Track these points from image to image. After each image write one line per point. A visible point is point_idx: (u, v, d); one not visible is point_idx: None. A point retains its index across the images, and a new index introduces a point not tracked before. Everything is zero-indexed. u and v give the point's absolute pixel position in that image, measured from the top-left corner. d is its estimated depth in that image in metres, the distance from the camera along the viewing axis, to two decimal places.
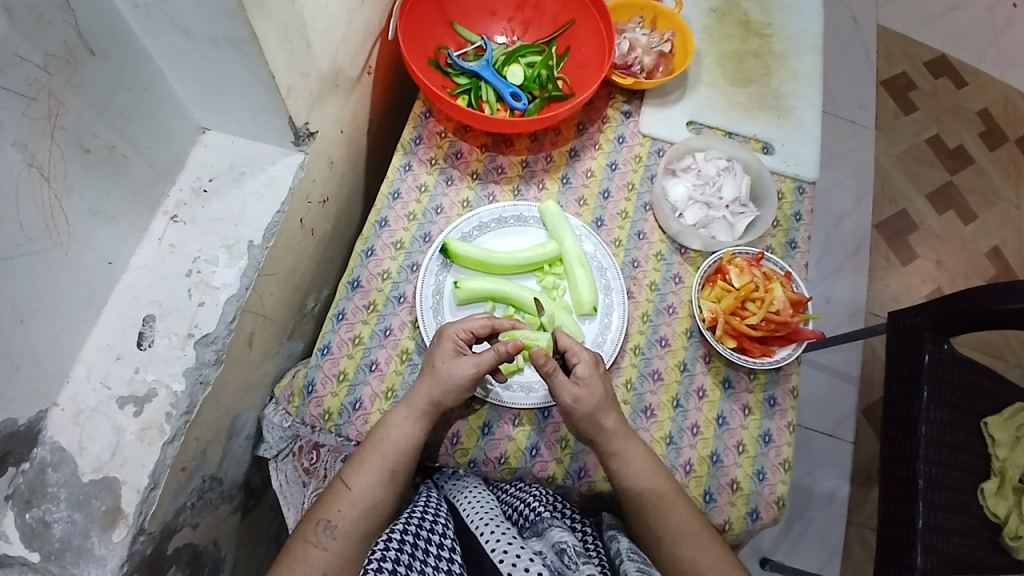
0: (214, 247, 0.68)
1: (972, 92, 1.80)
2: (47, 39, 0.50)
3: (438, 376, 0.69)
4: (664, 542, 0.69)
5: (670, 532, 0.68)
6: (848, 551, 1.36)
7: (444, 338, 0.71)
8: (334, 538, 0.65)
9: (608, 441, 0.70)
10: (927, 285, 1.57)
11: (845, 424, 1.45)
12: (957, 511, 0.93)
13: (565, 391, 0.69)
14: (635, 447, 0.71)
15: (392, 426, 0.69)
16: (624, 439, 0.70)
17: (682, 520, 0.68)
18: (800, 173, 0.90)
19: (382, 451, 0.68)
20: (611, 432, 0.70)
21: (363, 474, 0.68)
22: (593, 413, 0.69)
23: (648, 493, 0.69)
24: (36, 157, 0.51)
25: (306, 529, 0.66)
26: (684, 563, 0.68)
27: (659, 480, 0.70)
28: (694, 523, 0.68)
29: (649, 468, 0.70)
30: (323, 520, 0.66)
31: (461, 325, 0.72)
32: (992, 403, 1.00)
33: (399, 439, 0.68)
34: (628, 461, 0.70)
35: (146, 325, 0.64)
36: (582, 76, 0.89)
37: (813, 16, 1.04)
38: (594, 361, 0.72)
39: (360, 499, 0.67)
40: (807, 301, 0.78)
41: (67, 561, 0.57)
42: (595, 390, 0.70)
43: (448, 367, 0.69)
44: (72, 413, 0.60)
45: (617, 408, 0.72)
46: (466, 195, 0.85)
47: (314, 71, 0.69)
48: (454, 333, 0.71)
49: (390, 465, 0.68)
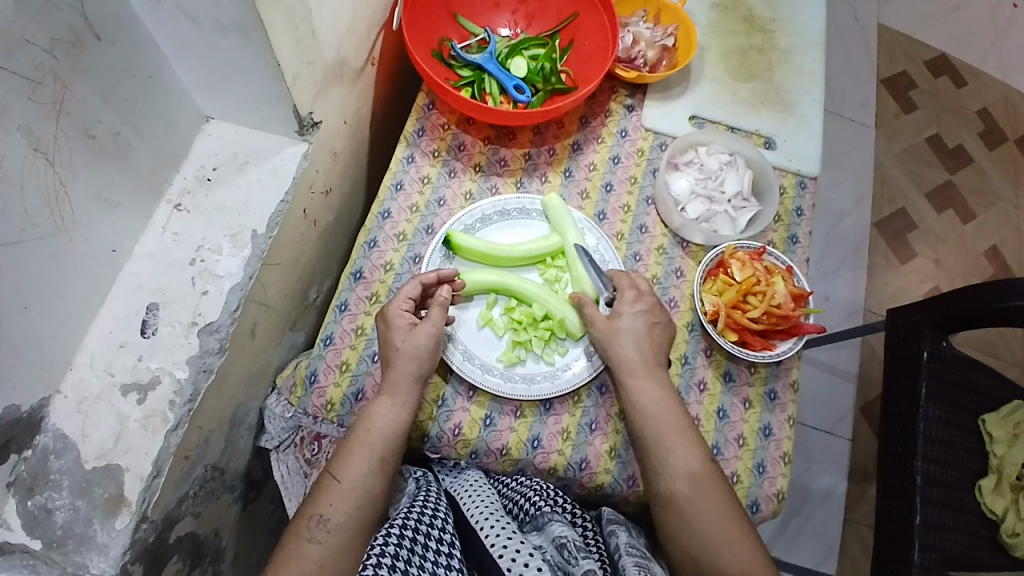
0: (219, 236, 0.68)
1: (972, 92, 1.81)
2: (54, 22, 0.50)
3: (407, 354, 0.69)
4: (664, 483, 0.69)
5: (670, 472, 0.69)
6: (845, 548, 1.37)
7: (392, 318, 0.71)
8: (328, 531, 0.65)
9: (620, 372, 0.73)
10: (926, 283, 1.58)
11: (843, 421, 1.46)
12: (954, 507, 0.93)
13: (591, 312, 0.75)
14: (647, 384, 0.72)
15: (377, 415, 0.68)
16: (635, 373, 0.72)
17: (683, 460, 0.69)
18: (802, 168, 0.91)
19: (369, 441, 0.68)
20: (626, 362, 0.72)
21: (352, 465, 0.67)
22: (616, 337, 0.73)
23: (651, 429, 0.70)
24: (41, 142, 0.51)
25: (299, 525, 0.66)
26: (680, 505, 0.68)
27: (665, 421, 0.70)
28: (694, 466, 0.69)
29: (658, 408, 0.71)
30: (314, 515, 0.65)
31: (398, 298, 0.72)
32: (990, 400, 1.00)
33: (385, 427, 0.68)
34: (637, 394, 0.71)
35: (149, 313, 0.64)
36: (586, 69, 0.89)
37: (817, 12, 1.04)
38: (641, 301, 0.75)
39: (351, 492, 0.66)
40: (808, 295, 0.78)
41: (69, 549, 0.57)
42: (624, 321, 0.74)
43: (410, 342, 0.69)
44: (75, 400, 0.60)
45: (647, 343, 0.74)
46: (468, 187, 0.85)
47: (319, 59, 0.69)
48: (397, 310, 0.71)
49: (379, 454, 0.67)
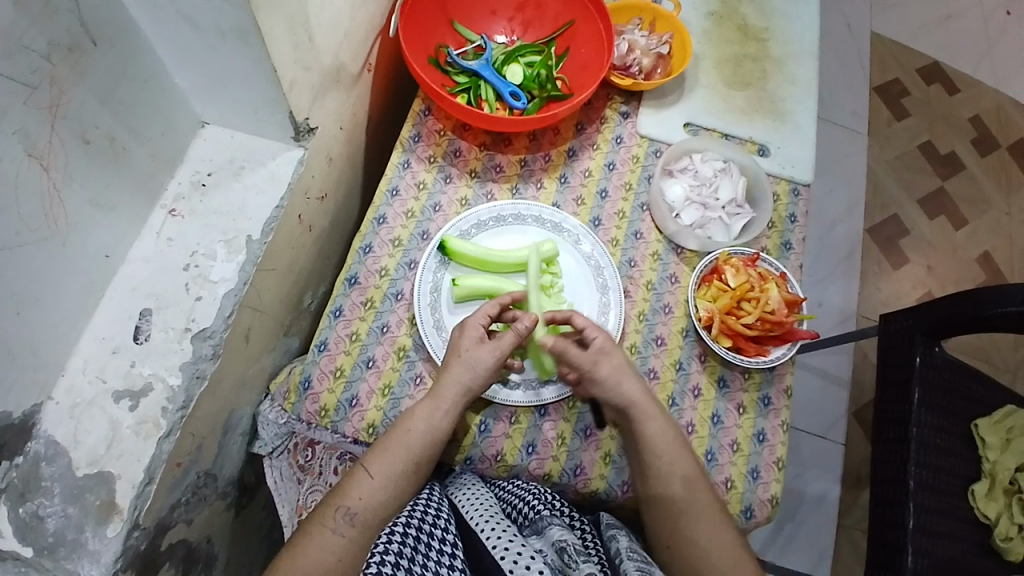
0: (213, 241, 0.68)
1: (964, 100, 1.82)
2: (52, 27, 0.50)
3: (465, 363, 0.70)
4: (685, 518, 0.69)
5: (691, 506, 0.69)
6: (837, 554, 1.37)
7: (469, 328, 0.72)
8: (353, 525, 0.65)
9: (631, 411, 0.72)
10: (918, 290, 1.59)
11: (836, 427, 1.46)
12: (946, 513, 0.94)
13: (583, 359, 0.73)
14: (658, 421, 0.72)
15: (417, 418, 0.68)
16: (646, 412, 0.72)
17: (701, 496, 0.69)
18: (795, 175, 0.92)
19: (407, 443, 0.68)
20: (632, 405, 0.72)
21: (386, 464, 0.67)
22: (619, 386, 0.72)
23: (667, 468, 0.70)
24: (36, 146, 0.51)
25: (322, 515, 0.65)
26: (702, 541, 0.68)
27: (679, 457, 0.71)
28: (711, 502, 0.70)
29: (672, 445, 0.71)
30: (341, 507, 0.65)
31: (478, 313, 0.73)
32: (982, 406, 1.01)
33: (425, 432, 0.68)
34: (650, 434, 0.71)
35: (142, 318, 0.64)
36: (582, 77, 0.89)
37: (810, 21, 1.05)
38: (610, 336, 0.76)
39: (380, 490, 0.66)
40: (801, 302, 0.79)
41: (60, 556, 0.57)
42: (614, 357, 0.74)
43: (474, 354, 0.70)
44: (67, 406, 0.60)
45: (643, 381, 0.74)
46: (464, 193, 0.85)
47: (316, 65, 0.69)
48: (476, 322, 0.73)
49: (414, 457, 0.67)
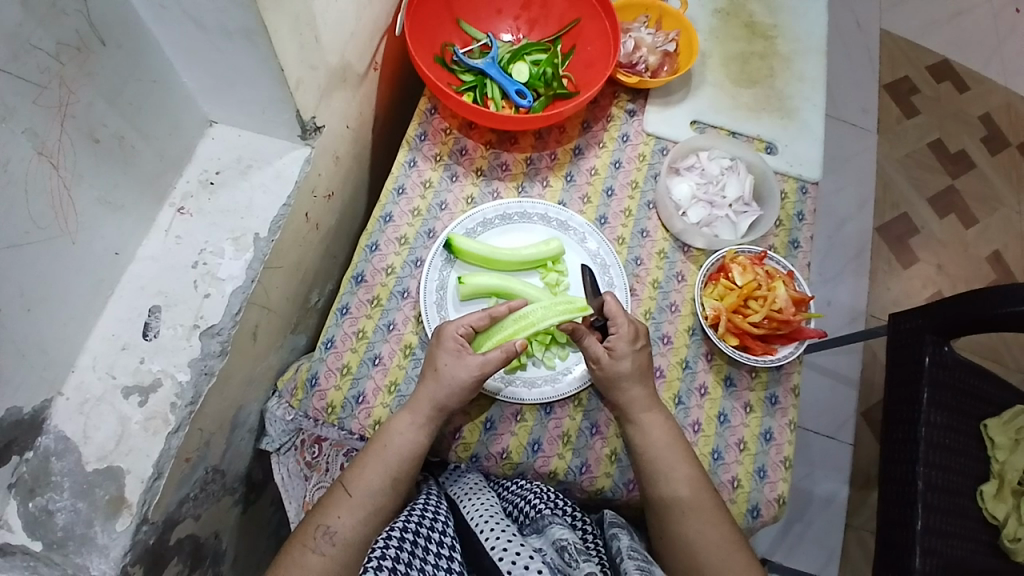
0: (221, 239, 0.68)
1: (975, 98, 1.81)
2: (59, 27, 0.50)
3: (441, 378, 0.69)
4: (675, 512, 0.69)
5: (680, 503, 0.69)
6: (846, 554, 1.36)
7: (445, 338, 0.71)
8: (333, 544, 0.65)
9: (628, 408, 0.72)
10: (928, 289, 1.57)
11: (845, 427, 1.45)
12: (955, 513, 0.93)
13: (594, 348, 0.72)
14: (654, 417, 0.72)
15: (395, 433, 0.69)
16: (643, 408, 0.72)
17: (692, 492, 0.69)
18: (804, 173, 0.91)
19: (385, 456, 0.68)
20: (631, 401, 0.72)
21: (365, 479, 0.67)
22: (616, 383, 0.71)
23: (661, 463, 0.70)
24: (46, 145, 0.52)
25: (304, 533, 0.66)
26: (691, 535, 0.69)
27: (673, 451, 0.70)
28: (703, 499, 0.70)
29: (666, 441, 0.71)
30: (322, 525, 0.66)
31: (459, 322, 0.72)
32: (992, 406, 1.00)
33: (404, 446, 0.68)
34: (645, 429, 0.71)
35: (151, 315, 0.64)
36: (588, 75, 0.89)
37: (819, 17, 1.04)
38: (632, 335, 0.72)
39: (360, 506, 0.67)
40: (809, 300, 0.78)
41: (69, 550, 0.58)
42: (622, 361, 0.71)
43: (451, 369, 0.69)
44: (77, 402, 0.60)
45: (647, 381, 0.73)
46: (470, 191, 0.86)
47: (322, 64, 0.70)
48: (454, 332, 0.71)
49: (393, 472, 0.68)
